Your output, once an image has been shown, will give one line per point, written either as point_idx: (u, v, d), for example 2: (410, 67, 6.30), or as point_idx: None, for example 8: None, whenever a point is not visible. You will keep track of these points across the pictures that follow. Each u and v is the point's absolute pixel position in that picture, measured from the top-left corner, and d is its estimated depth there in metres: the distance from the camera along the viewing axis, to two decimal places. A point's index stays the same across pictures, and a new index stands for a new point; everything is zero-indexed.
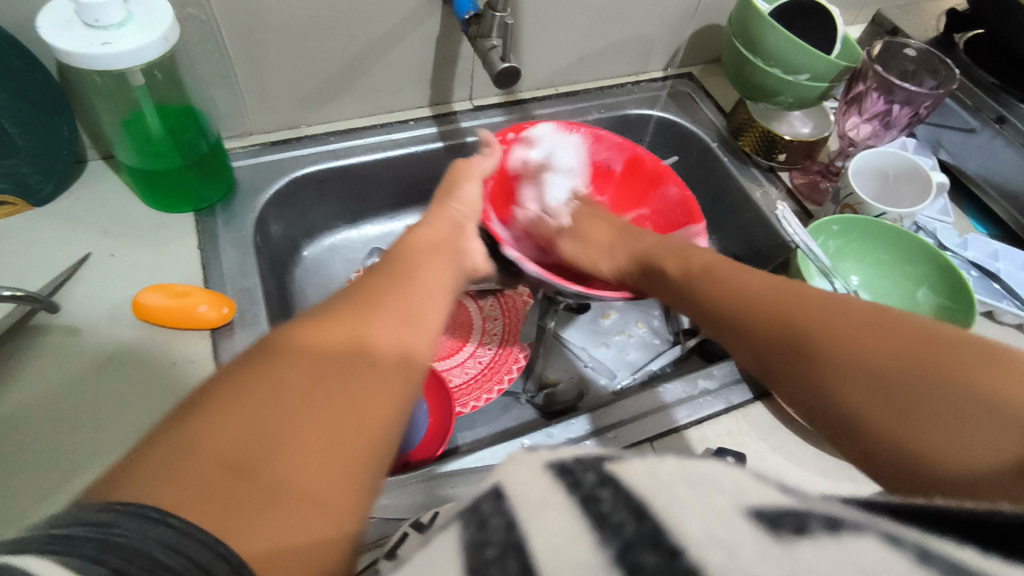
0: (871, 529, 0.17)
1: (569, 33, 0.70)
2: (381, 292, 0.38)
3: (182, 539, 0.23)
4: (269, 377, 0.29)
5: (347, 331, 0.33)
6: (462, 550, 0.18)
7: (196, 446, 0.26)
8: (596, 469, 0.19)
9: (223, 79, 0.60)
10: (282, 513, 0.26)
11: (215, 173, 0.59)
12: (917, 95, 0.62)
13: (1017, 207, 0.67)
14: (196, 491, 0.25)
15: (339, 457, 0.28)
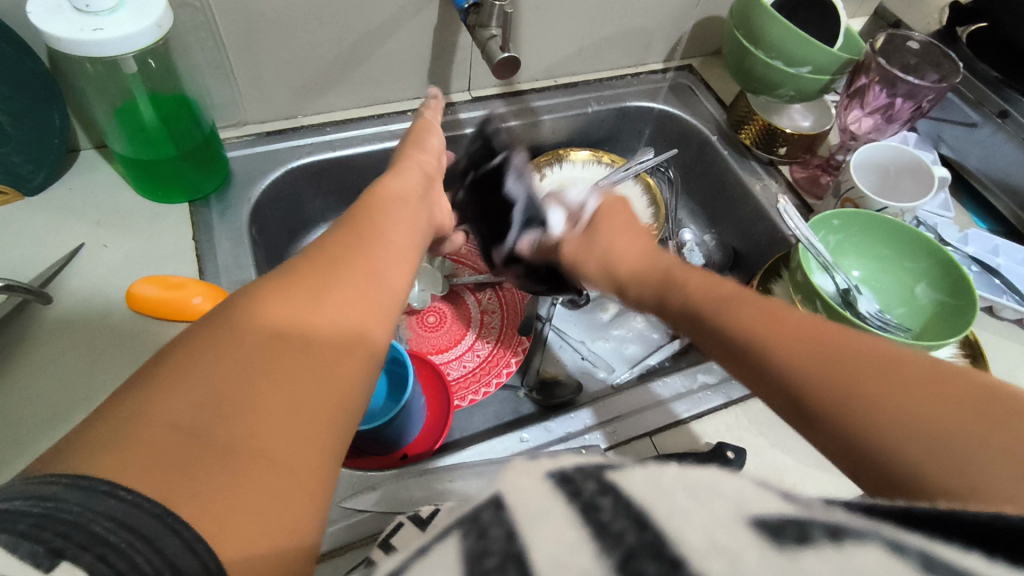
0: (875, 537, 0.16)
1: (569, 25, 0.69)
2: (341, 252, 0.37)
3: (125, 511, 0.22)
4: (225, 347, 0.29)
5: (315, 302, 0.33)
6: (461, 560, 0.16)
7: (147, 415, 0.26)
8: (597, 478, 0.18)
9: (218, 69, 0.59)
10: (240, 486, 0.26)
11: (210, 163, 0.58)
12: (920, 88, 0.62)
13: (1017, 202, 0.67)
14: (148, 460, 0.25)
15: (294, 440, 0.28)
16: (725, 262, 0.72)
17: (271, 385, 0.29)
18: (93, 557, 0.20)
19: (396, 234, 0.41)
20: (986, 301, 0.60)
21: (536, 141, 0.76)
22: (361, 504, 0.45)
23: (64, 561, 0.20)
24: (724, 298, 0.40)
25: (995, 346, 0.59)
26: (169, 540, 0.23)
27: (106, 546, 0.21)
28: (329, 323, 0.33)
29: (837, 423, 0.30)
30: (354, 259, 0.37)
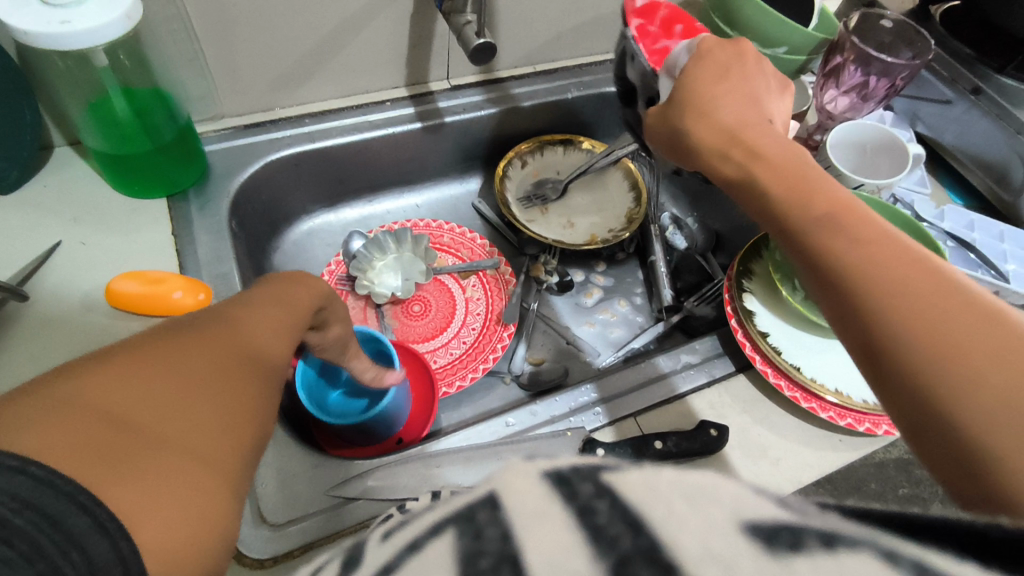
0: (869, 545, 0.16)
1: (547, 11, 0.69)
2: (259, 300, 0.39)
3: (27, 486, 0.22)
4: (142, 355, 0.29)
5: (235, 331, 0.35)
6: (452, 558, 0.17)
7: (57, 399, 0.25)
8: (593, 480, 0.18)
9: (192, 61, 0.58)
10: (156, 478, 0.25)
11: (187, 158, 0.58)
12: (893, 66, 0.62)
13: (994, 178, 0.68)
14: (62, 435, 0.24)
15: (215, 441, 0.29)
16: (707, 244, 0.73)
17: (198, 391, 0.30)
18: None
19: (315, 293, 0.44)
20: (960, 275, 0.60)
21: (517, 129, 0.76)
22: (351, 492, 0.46)
23: None
24: (825, 220, 0.34)
25: None
26: (78, 519, 0.22)
27: (5, 530, 0.21)
28: (242, 357, 0.34)
29: (927, 397, 0.27)
30: (269, 306, 0.39)
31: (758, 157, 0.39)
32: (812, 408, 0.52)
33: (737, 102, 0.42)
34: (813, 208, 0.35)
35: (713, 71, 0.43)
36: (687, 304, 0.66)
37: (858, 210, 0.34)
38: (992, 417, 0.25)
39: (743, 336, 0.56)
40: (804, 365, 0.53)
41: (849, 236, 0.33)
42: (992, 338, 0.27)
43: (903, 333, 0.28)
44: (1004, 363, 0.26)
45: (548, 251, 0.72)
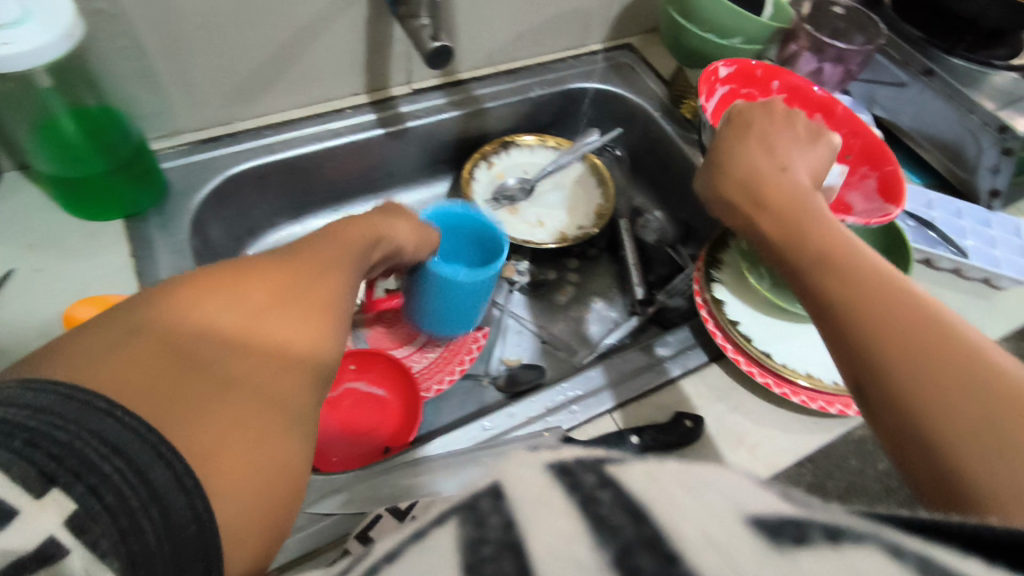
0: (876, 541, 0.16)
1: (505, 11, 0.69)
2: (328, 234, 0.41)
3: (117, 432, 0.24)
4: (215, 296, 0.32)
5: (304, 265, 0.37)
6: (456, 548, 0.17)
7: (132, 340, 0.28)
8: (597, 471, 0.18)
9: (143, 78, 0.57)
10: (222, 424, 0.28)
11: (144, 178, 0.56)
12: (848, 52, 0.64)
13: (949, 157, 0.69)
14: (134, 379, 0.27)
15: (283, 380, 0.31)
16: (677, 236, 0.73)
17: (266, 329, 0.32)
18: (85, 488, 0.22)
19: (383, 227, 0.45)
20: (923, 254, 0.63)
21: (481, 130, 0.75)
22: (327, 508, 0.45)
23: (56, 488, 0.22)
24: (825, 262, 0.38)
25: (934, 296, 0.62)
26: (159, 471, 0.24)
27: (98, 476, 0.23)
28: (311, 300, 0.35)
29: (904, 408, 0.30)
30: (339, 240, 0.41)
31: (755, 209, 0.45)
32: (784, 393, 0.52)
33: (758, 157, 0.48)
34: (812, 256, 0.39)
35: (737, 130, 0.51)
36: (661, 297, 0.67)
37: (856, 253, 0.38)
38: (956, 426, 0.28)
39: (714, 326, 0.56)
40: (774, 352, 0.54)
41: (845, 272, 0.36)
42: (941, 348, 0.30)
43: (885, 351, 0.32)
44: (973, 384, 0.28)
45: (518, 250, 0.72)
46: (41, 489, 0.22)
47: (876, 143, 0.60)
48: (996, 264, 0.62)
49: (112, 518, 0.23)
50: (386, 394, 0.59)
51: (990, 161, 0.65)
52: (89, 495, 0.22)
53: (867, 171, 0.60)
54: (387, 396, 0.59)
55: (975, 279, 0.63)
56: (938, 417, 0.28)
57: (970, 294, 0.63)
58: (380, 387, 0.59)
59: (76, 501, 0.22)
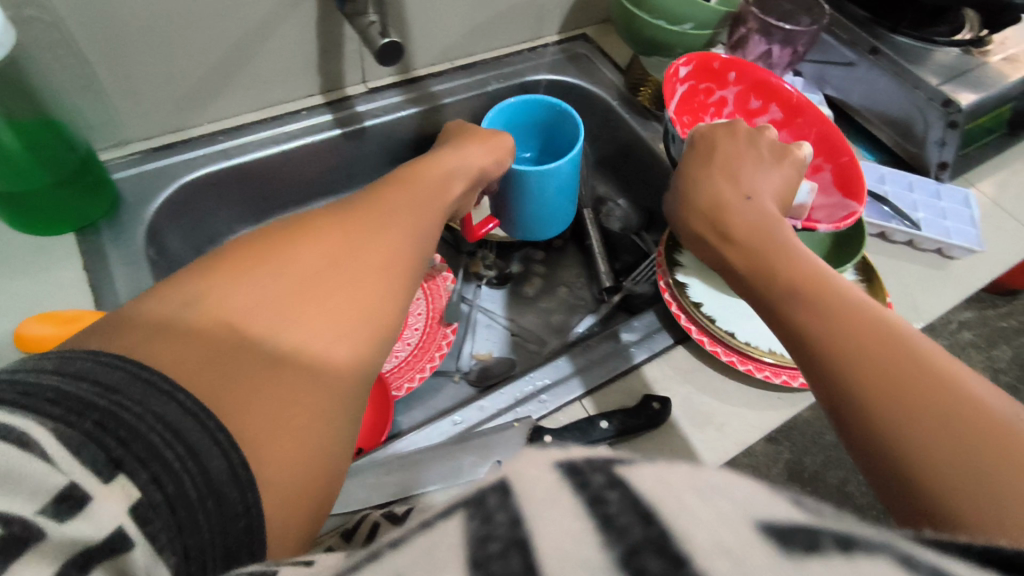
0: (886, 551, 0.17)
1: (457, 6, 0.69)
2: (379, 204, 0.45)
3: (179, 418, 0.28)
4: (268, 274, 0.37)
5: (352, 242, 0.41)
6: (464, 543, 0.17)
7: (198, 316, 0.33)
8: (604, 471, 0.18)
9: (86, 87, 0.55)
10: (273, 401, 0.32)
11: (93, 190, 0.55)
12: (795, 34, 0.64)
13: (898, 132, 0.71)
14: (197, 358, 0.31)
15: (329, 359, 0.35)
16: (641, 223, 0.74)
17: (316, 309, 0.36)
18: (149, 477, 0.26)
19: (431, 195, 0.48)
20: (877, 227, 0.65)
21: (441, 126, 0.75)
22: None
23: (122, 475, 0.25)
24: (793, 297, 0.39)
25: (891, 269, 0.64)
26: (216, 461, 0.28)
27: (160, 466, 0.26)
28: (361, 268, 0.39)
29: (887, 449, 0.31)
30: (389, 212, 0.44)
31: (732, 245, 0.45)
32: (748, 370, 0.53)
33: (725, 185, 0.48)
34: (782, 290, 0.40)
35: (703, 157, 0.51)
36: (627, 283, 0.67)
37: (823, 281, 0.39)
38: (937, 464, 0.29)
39: (678, 309, 0.57)
40: (738, 330, 0.55)
41: (815, 306, 0.37)
42: (915, 387, 0.31)
43: (862, 390, 0.32)
44: (946, 420, 0.30)
45: (484, 245, 0.71)
46: (109, 474, 0.25)
47: (830, 134, 0.61)
48: (947, 234, 0.64)
49: (171, 506, 0.26)
50: None
51: (937, 135, 0.66)
52: (152, 485, 0.25)
53: (823, 163, 0.62)
54: None
55: (930, 250, 0.65)
56: (920, 457, 0.29)
57: (925, 264, 0.64)
58: None
59: (139, 490, 0.25)
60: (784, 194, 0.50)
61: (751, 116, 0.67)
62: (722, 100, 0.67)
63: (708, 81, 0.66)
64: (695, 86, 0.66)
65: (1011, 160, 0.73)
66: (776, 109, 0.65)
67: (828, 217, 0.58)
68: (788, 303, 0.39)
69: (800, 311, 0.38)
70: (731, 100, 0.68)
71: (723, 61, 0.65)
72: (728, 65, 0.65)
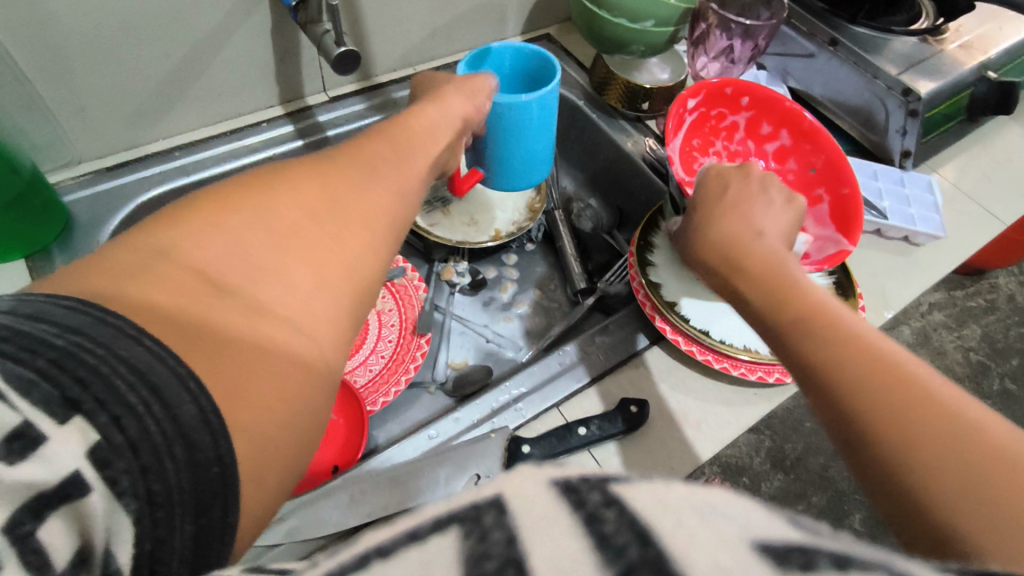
0: (883, 568, 0.15)
1: (415, 10, 0.68)
2: (365, 155, 0.40)
3: (146, 359, 0.24)
4: (245, 221, 0.32)
5: (336, 192, 0.36)
6: (457, 563, 0.16)
7: (167, 266, 0.28)
8: (602, 489, 0.17)
9: (30, 107, 0.53)
10: (250, 360, 0.28)
11: (42, 213, 0.53)
12: (754, 27, 0.64)
13: (861, 122, 0.72)
14: (167, 307, 0.27)
15: (312, 313, 0.31)
16: (612, 222, 0.74)
17: (299, 259, 0.32)
18: (108, 419, 0.22)
19: (419, 151, 0.45)
20: None
21: None
22: (273, 538, 0.44)
23: (78, 416, 0.21)
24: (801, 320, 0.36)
25: (860, 258, 0.64)
26: (187, 406, 0.24)
27: (124, 409, 0.22)
28: (349, 221, 0.35)
29: (901, 479, 0.28)
30: (376, 166, 0.40)
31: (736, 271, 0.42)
32: (723, 368, 0.53)
33: (739, 223, 0.46)
34: (789, 314, 0.37)
35: (711, 199, 0.49)
36: (601, 285, 0.67)
37: (830, 308, 0.36)
38: (949, 498, 0.26)
39: (652, 309, 0.57)
40: (712, 328, 0.55)
41: (823, 330, 0.35)
42: (929, 416, 0.28)
43: (873, 416, 0.30)
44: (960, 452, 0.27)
45: (457, 251, 0.71)
46: (64, 416, 0.21)
47: (837, 163, 0.60)
48: (912, 222, 0.64)
49: (135, 452, 0.22)
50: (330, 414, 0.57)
51: (898, 124, 0.68)
52: (113, 427, 0.21)
53: (824, 192, 0.61)
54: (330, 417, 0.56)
55: (897, 238, 0.66)
56: (934, 490, 0.26)
57: (892, 251, 0.65)
58: None
59: (99, 431, 0.21)
60: (797, 236, 0.48)
61: (759, 142, 0.66)
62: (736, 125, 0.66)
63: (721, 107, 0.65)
64: (707, 113, 0.65)
65: (971, 144, 0.74)
66: (786, 135, 0.64)
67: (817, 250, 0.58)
68: (795, 327, 0.36)
69: (806, 336, 0.35)
70: (741, 126, 0.66)
71: (736, 88, 0.64)
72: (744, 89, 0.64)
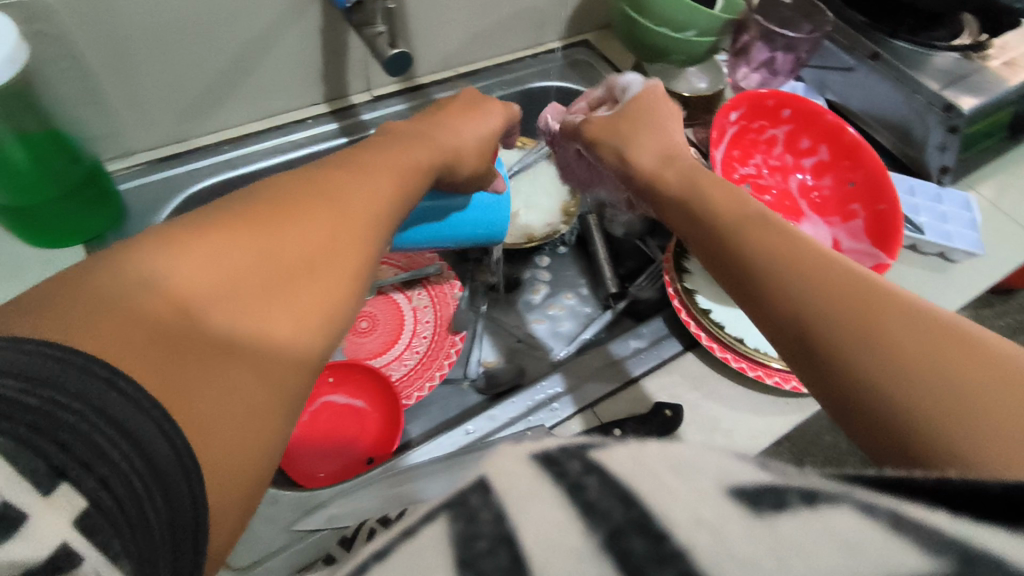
0: (849, 501, 0.17)
1: (460, 13, 0.69)
2: (356, 167, 0.39)
3: (126, 412, 0.23)
4: (223, 243, 0.30)
5: (326, 206, 0.35)
6: (450, 544, 0.18)
7: (139, 290, 0.26)
8: (580, 458, 0.20)
9: (92, 100, 0.55)
10: (227, 394, 0.27)
11: (100, 201, 0.55)
12: (797, 40, 0.66)
13: (898, 136, 0.72)
14: (143, 342, 0.25)
15: (291, 340, 0.30)
16: (645, 227, 0.74)
17: (282, 281, 0.31)
18: (96, 481, 0.21)
19: (416, 160, 0.43)
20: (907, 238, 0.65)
21: None
22: (314, 524, 0.45)
23: (65, 483, 0.20)
24: (767, 260, 0.38)
25: (899, 272, 0.64)
26: (167, 456, 0.23)
27: (108, 466, 0.21)
28: (333, 247, 0.33)
29: (884, 391, 0.30)
30: (370, 179, 0.38)
31: (726, 242, 0.42)
32: (758, 376, 0.54)
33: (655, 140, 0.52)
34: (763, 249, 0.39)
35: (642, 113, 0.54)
36: (632, 289, 0.68)
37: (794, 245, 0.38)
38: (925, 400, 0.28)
39: (687, 316, 0.57)
40: (746, 336, 0.56)
41: (791, 260, 0.37)
42: (899, 328, 0.31)
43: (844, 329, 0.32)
44: (948, 356, 0.29)
45: (490, 251, 0.70)
46: (49, 485, 0.20)
47: (878, 178, 0.61)
48: (949, 238, 0.64)
49: (121, 513, 0.21)
50: (365, 405, 0.58)
51: (937, 140, 0.67)
52: (101, 489, 0.21)
53: (859, 209, 0.62)
54: (366, 407, 0.58)
55: (931, 254, 0.66)
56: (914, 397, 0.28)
57: (927, 268, 0.65)
58: (359, 397, 0.58)
59: (86, 497, 0.20)
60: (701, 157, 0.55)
61: (796, 157, 0.67)
62: (775, 139, 0.67)
63: (762, 118, 0.65)
64: (747, 126, 0.65)
65: (1010, 162, 0.74)
66: (825, 151, 0.65)
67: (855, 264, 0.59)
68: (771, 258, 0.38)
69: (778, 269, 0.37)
70: (779, 140, 0.67)
71: (775, 98, 0.64)
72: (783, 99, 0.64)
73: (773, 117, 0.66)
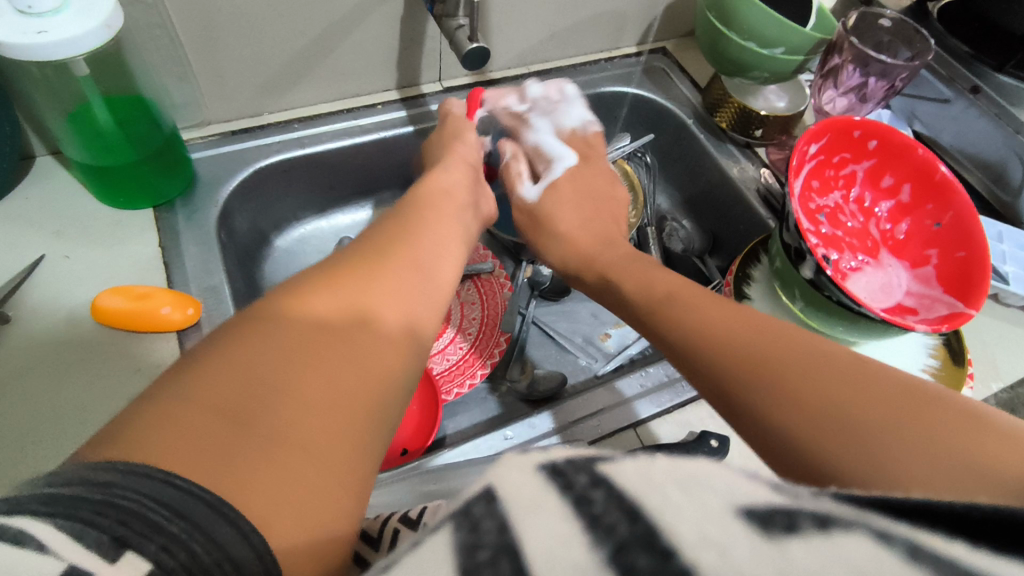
0: (862, 528, 0.16)
1: (541, 11, 0.68)
2: (382, 251, 0.40)
3: (181, 498, 0.23)
4: (260, 340, 0.30)
5: (353, 293, 0.35)
6: (451, 552, 0.16)
7: (184, 406, 0.26)
8: (588, 471, 0.18)
9: (176, 68, 0.57)
10: (281, 481, 0.26)
11: (174, 168, 0.57)
12: (894, 68, 0.62)
13: (991, 177, 0.68)
14: (191, 448, 0.25)
15: (330, 429, 0.29)
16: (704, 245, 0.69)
17: (315, 368, 0.30)
18: (158, 546, 0.21)
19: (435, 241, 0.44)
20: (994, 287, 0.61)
21: None
22: None
23: (129, 551, 0.20)
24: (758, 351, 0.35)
25: (980, 324, 0.60)
26: (223, 528, 0.23)
27: (167, 535, 0.21)
28: (365, 323, 0.34)
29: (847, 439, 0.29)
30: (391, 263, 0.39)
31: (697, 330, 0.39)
32: None
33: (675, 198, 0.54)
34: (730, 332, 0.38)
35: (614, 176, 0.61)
36: None
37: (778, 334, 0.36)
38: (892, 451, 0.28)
39: None
40: None
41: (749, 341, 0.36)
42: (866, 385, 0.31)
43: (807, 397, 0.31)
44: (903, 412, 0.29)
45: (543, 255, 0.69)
46: (115, 553, 0.20)
47: (965, 222, 0.57)
48: None
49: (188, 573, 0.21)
50: None
51: None
52: (163, 553, 0.21)
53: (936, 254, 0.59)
54: None
55: (1015, 306, 0.62)
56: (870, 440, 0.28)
57: (1009, 321, 0.61)
58: None
59: (150, 560, 0.20)
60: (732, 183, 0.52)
61: (876, 194, 0.64)
62: (853, 176, 0.64)
63: (846, 151, 0.62)
64: (828, 159, 0.62)
65: None
66: (907, 191, 0.62)
67: (929, 311, 0.56)
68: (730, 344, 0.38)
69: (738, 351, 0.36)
70: (859, 177, 0.64)
71: (863, 129, 0.60)
72: (868, 132, 0.61)
73: (858, 152, 0.62)
